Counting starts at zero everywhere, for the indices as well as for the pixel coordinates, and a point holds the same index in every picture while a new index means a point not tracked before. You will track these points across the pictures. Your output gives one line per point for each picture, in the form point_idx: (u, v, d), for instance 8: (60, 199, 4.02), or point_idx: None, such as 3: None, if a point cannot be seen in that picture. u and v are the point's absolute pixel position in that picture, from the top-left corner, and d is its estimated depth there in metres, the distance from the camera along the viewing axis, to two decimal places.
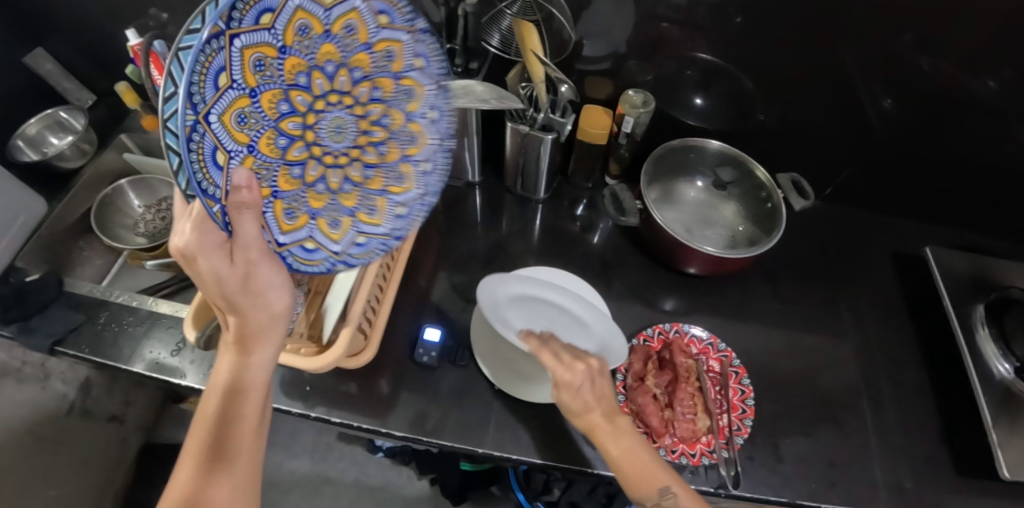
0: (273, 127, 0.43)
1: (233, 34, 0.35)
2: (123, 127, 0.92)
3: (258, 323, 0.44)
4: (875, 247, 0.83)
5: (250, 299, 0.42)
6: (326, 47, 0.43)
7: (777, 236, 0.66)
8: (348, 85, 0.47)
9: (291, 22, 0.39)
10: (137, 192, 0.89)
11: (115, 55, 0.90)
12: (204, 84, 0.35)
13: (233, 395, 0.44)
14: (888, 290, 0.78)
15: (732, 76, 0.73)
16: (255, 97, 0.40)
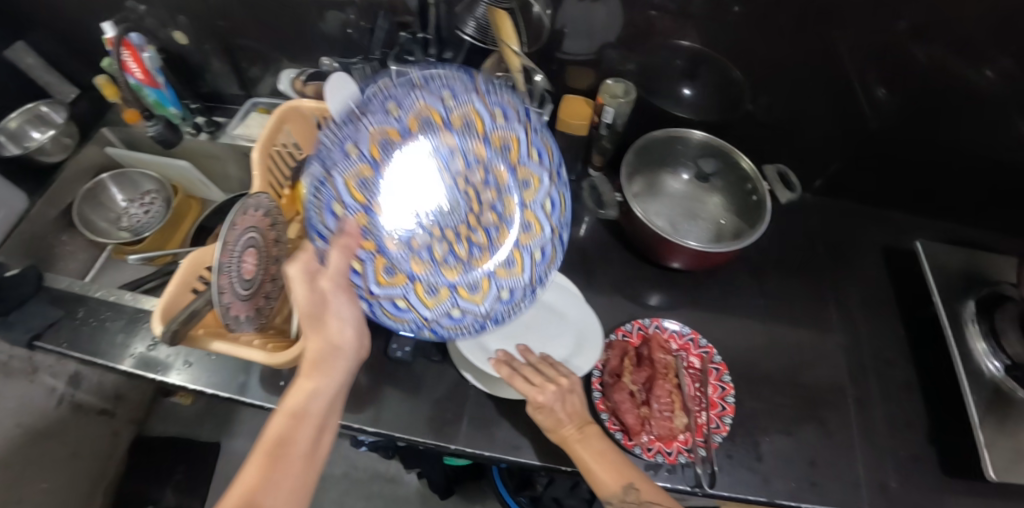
0: (389, 198, 0.53)
1: (363, 121, 0.50)
2: (105, 120, 0.91)
3: (323, 350, 0.46)
4: (865, 241, 0.81)
5: (322, 327, 0.46)
6: (443, 141, 0.54)
7: (761, 230, 0.63)
8: (462, 174, 0.56)
9: (413, 116, 0.51)
10: (119, 186, 0.90)
11: (95, 47, 0.88)
12: (335, 151, 0.49)
13: (295, 418, 0.44)
14: (878, 285, 0.76)
15: (720, 65, 0.70)
16: (377, 169, 0.52)
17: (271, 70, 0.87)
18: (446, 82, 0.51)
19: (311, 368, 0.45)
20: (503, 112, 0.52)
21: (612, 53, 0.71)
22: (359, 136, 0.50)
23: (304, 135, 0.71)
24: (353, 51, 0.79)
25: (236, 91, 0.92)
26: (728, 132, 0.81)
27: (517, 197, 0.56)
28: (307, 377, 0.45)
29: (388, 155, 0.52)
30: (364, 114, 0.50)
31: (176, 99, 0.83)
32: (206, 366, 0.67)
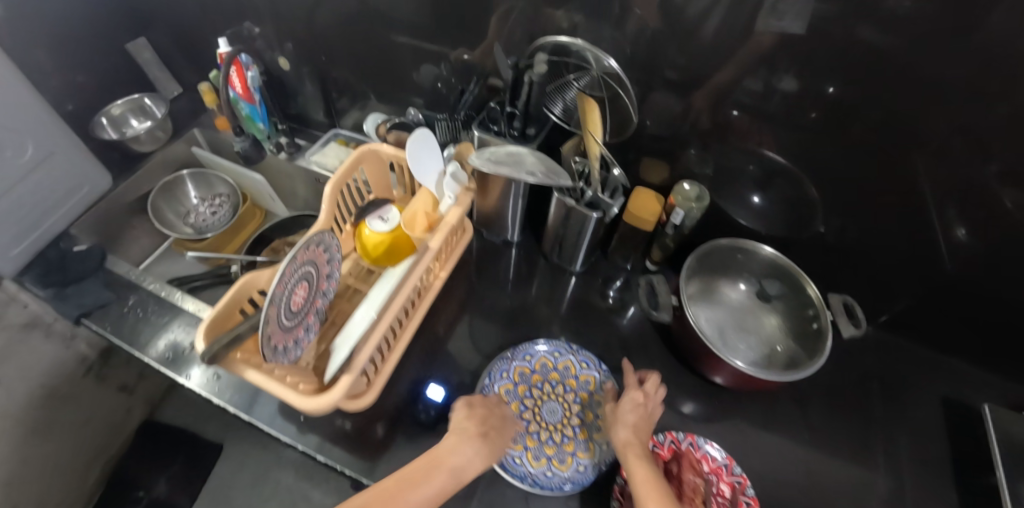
0: (518, 401, 0.62)
1: (511, 356, 0.65)
2: (197, 122, 0.98)
3: (494, 431, 0.55)
4: (926, 389, 0.75)
5: (498, 430, 0.55)
6: (553, 373, 0.65)
7: (818, 361, 0.61)
8: (567, 394, 0.64)
9: (539, 358, 0.66)
10: (196, 183, 0.95)
11: (206, 53, 0.97)
12: (493, 367, 0.64)
13: (453, 470, 0.50)
14: (933, 441, 0.71)
15: (796, 182, 0.70)
16: (513, 383, 0.64)
17: (357, 105, 0.92)
18: (557, 342, 0.67)
19: (475, 438, 0.53)
20: (587, 362, 0.66)
21: (689, 152, 0.72)
22: (508, 365, 0.65)
23: (376, 180, 0.73)
24: (436, 104, 0.83)
25: (320, 117, 0.97)
26: (794, 252, 0.79)
27: (597, 411, 0.62)
28: (471, 445, 0.52)
29: (521, 378, 0.64)
30: (512, 355, 0.66)
31: (266, 116, 0.87)
32: (223, 378, 0.68)
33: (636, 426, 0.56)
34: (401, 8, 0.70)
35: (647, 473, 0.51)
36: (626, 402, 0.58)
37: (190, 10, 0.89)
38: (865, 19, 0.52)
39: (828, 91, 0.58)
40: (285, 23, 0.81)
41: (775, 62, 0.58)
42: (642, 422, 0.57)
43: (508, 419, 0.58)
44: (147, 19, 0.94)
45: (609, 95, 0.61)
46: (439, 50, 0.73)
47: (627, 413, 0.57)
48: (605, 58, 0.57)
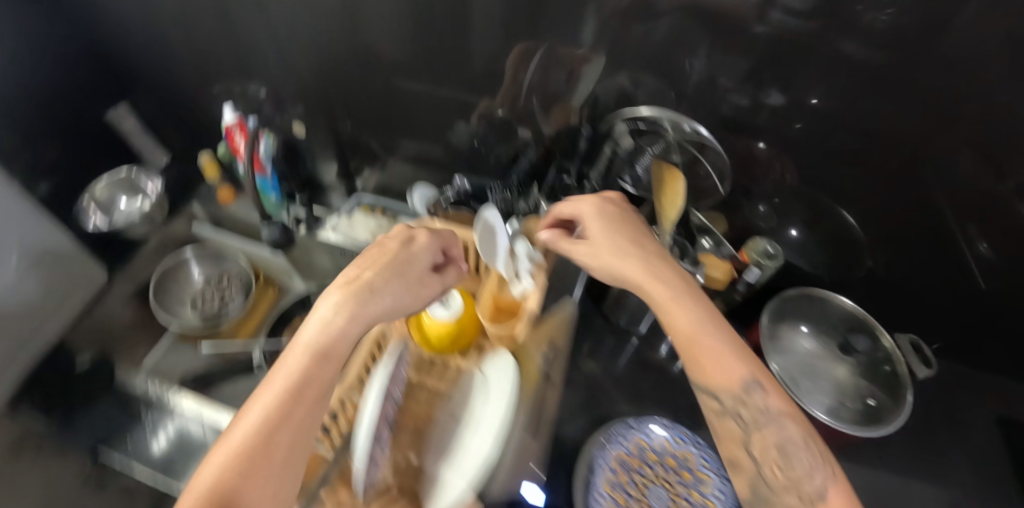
0: (621, 491, 0.57)
1: (606, 442, 0.60)
2: (195, 193, 0.91)
3: (388, 287, 0.45)
4: (978, 411, 0.77)
5: (388, 278, 0.46)
6: (650, 454, 0.60)
7: (902, 415, 0.60)
8: (669, 476, 0.58)
9: (634, 440, 0.61)
10: (200, 261, 0.86)
11: (200, 118, 0.90)
12: (589, 455, 0.59)
13: (319, 359, 0.39)
14: (995, 465, 0.72)
15: (845, 224, 0.70)
16: (613, 471, 0.58)
17: (374, 164, 0.87)
18: (648, 418, 0.62)
19: (359, 295, 0.43)
20: (683, 436, 0.61)
21: (755, 207, 0.74)
22: (603, 451, 0.60)
23: None
24: (465, 161, 0.79)
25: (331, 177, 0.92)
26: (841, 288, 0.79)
27: (705, 491, 0.57)
28: (355, 308, 0.42)
29: (619, 465, 0.59)
30: (606, 439, 0.61)
31: (278, 187, 0.81)
32: None
33: (643, 257, 0.50)
34: (430, 73, 0.67)
35: (693, 313, 0.45)
36: (601, 231, 0.52)
37: (184, 75, 0.83)
38: (848, 36, 0.50)
39: (811, 101, 0.57)
40: (298, 86, 0.77)
41: (759, 78, 0.56)
42: (647, 246, 0.51)
43: (404, 257, 0.48)
44: (133, 86, 0.87)
45: (686, 159, 0.64)
46: (472, 111, 0.71)
47: (613, 238, 0.51)
48: (684, 122, 0.61)
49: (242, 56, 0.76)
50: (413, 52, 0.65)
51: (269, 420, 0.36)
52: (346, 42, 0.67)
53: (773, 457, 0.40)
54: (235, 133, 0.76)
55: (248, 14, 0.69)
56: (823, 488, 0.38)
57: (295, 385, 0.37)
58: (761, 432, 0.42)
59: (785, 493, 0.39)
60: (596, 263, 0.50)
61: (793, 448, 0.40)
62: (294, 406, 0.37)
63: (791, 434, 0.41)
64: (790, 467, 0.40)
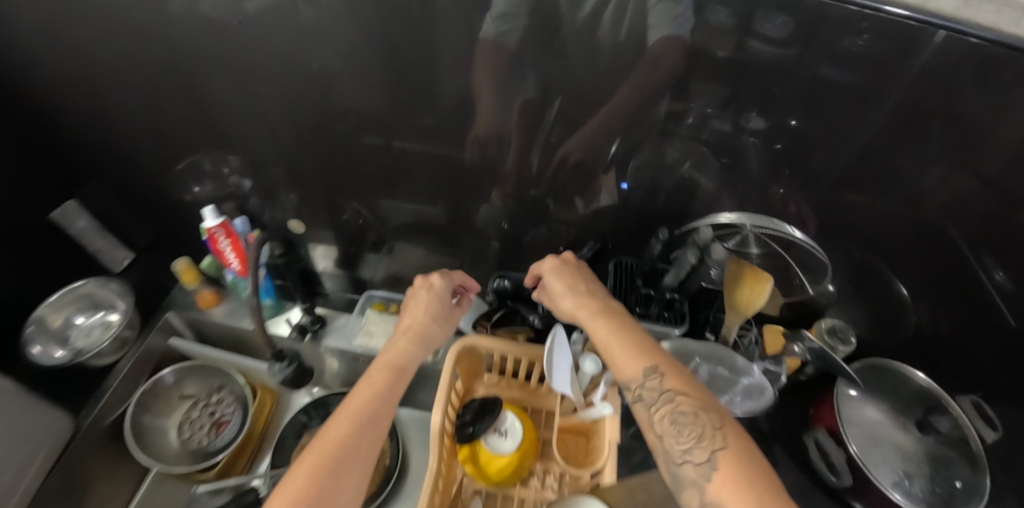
0: None
1: None
2: (168, 298, 0.79)
3: (434, 324, 0.55)
4: None
5: (435, 321, 0.55)
6: None
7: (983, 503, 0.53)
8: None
9: None
10: (190, 381, 0.78)
11: (170, 210, 0.78)
12: None
13: (399, 372, 0.49)
14: None
15: (885, 280, 0.66)
16: None
17: (379, 251, 0.77)
18: None
19: (415, 339, 0.53)
20: None
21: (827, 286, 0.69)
22: None
23: (467, 368, 0.62)
24: (491, 242, 0.72)
25: (330, 265, 0.81)
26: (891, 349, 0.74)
27: None
28: (411, 344, 0.52)
29: None
30: None
31: (270, 288, 0.73)
32: None
33: (575, 289, 0.55)
34: (453, 160, 0.60)
35: (603, 324, 0.50)
36: (549, 276, 0.57)
37: (149, 168, 0.72)
38: (824, 58, 0.44)
39: (790, 123, 0.50)
40: (289, 175, 0.67)
41: (736, 101, 0.49)
42: (579, 285, 0.55)
43: (449, 306, 0.58)
44: (86, 183, 0.75)
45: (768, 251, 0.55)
46: (500, 193, 0.64)
47: (554, 281, 0.56)
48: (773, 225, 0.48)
49: (222, 145, 0.66)
50: (434, 138, 0.58)
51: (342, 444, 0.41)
52: (354, 128, 0.59)
53: (670, 432, 0.42)
54: (219, 238, 0.65)
55: (231, 100, 0.59)
56: (713, 454, 0.39)
57: (363, 410, 0.44)
58: (661, 413, 0.43)
59: (685, 464, 0.40)
60: (551, 300, 0.56)
61: (684, 421, 0.42)
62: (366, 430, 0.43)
63: (684, 409, 0.42)
64: (682, 438, 0.41)
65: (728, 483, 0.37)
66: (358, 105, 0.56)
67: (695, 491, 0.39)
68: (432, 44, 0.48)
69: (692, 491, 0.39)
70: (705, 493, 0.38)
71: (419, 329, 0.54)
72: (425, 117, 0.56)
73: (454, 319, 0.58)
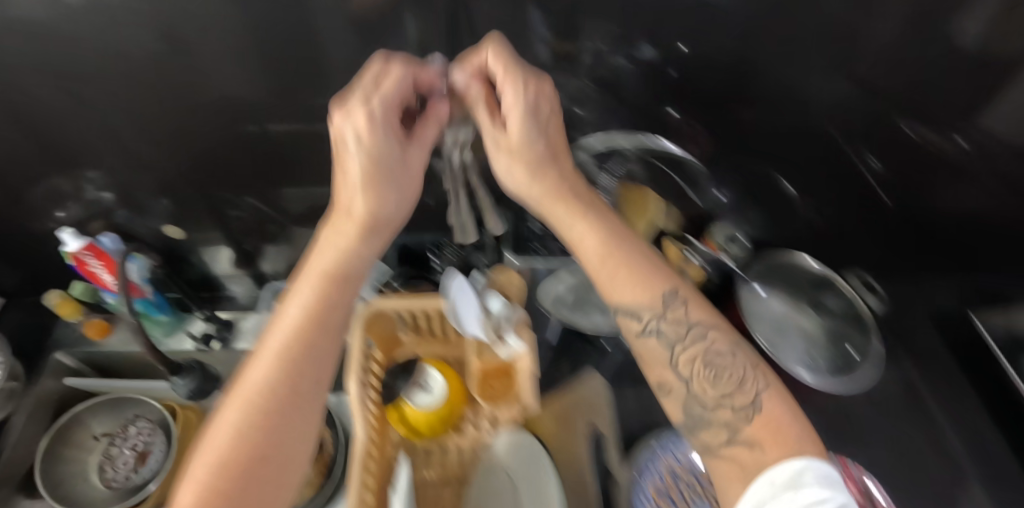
0: None
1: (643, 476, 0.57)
2: (56, 339, 0.72)
3: (398, 182, 0.42)
4: (919, 319, 0.84)
5: (392, 189, 0.42)
6: (682, 473, 0.57)
7: (871, 368, 0.65)
8: (706, 484, 0.56)
9: (665, 466, 0.58)
10: (98, 415, 0.71)
11: (23, 242, 0.69)
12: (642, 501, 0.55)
13: (340, 286, 0.40)
14: (934, 357, 0.81)
15: (776, 185, 0.71)
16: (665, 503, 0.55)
17: (276, 244, 0.73)
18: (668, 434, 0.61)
19: (371, 229, 0.42)
20: None
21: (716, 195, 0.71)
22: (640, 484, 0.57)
23: (383, 336, 0.57)
24: None
25: (230, 267, 0.76)
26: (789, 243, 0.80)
27: None
28: (362, 238, 0.42)
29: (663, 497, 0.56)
30: (637, 475, 0.57)
31: (165, 304, 0.67)
32: None
33: (541, 133, 0.44)
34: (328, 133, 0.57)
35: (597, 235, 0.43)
36: (519, 111, 0.42)
37: None
38: None
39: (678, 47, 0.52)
40: (155, 180, 0.62)
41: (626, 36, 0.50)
42: (547, 170, 0.45)
43: (400, 136, 0.42)
44: None
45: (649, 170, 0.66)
46: None
47: (536, 142, 0.44)
48: (650, 140, 0.62)
49: (68, 157, 0.58)
50: (302, 113, 0.55)
51: (258, 404, 0.34)
52: (213, 116, 0.54)
53: (699, 373, 0.39)
54: (88, 260, 0.60)
55: (62, 106, 0.52)
56: (756, 398, 0.37)
57: (292, 354, 0.36)
58: (692, 351, 0.40)
59: (720, 408, 0.37)
60: (513, 178, 0.45)
61: (719, 362, 0.39)
62: (281, 385, 0.35)
63: (720, 350, 0.40)
64: (720, 382, 0.38)
65: (771, 426, 0.35)
66: (211, 90, 0.52)
67: (723, 431, 0.37)
68: (273, 7, 0.44)
69: (720, 433, 0.37)
70: (740, 433, 0.36)
71: (368, 211, 0.41)
72: (290, 92, 0.52)
73: (408, 162, 0.43)
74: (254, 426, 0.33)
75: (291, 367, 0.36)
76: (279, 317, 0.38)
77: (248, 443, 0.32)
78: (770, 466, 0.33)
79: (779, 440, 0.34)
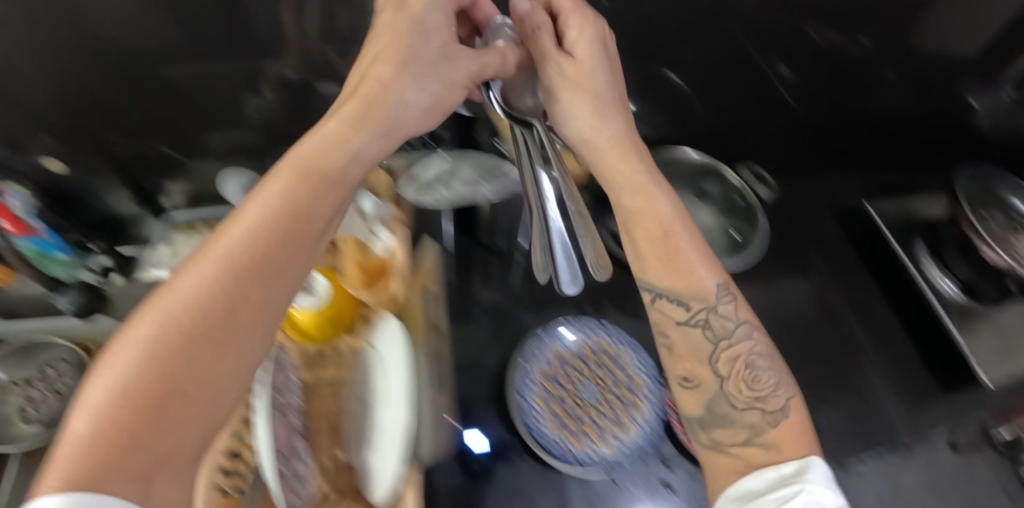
0: (555, 402, 0.57)
1: (530, 363, 0.59)
2: None
3: (399, 86, 0.41)
4: (817, 208, 0.89)
5: (410, 84, 0.41)
6: (569, 357, 0.60)
7: (760, 235, 0.68)
8: (608, 373, 0.59)
9: (551, 352, 0.60)
10: (1, 363, 0.67)
11: None
12: (528, 385, 0.58)
13: (321, 185, 0.36)
14: (838, 244, 0.86)
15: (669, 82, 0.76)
16: (547, 386, 0.58)
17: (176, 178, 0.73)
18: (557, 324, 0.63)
19: (378, 124, 0.40)
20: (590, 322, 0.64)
21: None
22: (526, 369, 0.59)
23: None
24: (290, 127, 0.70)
25: (131, 207, 0.75)
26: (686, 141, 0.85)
27: (626, 367, 0.60)
28: (356, 134, 0.39)
29: (546, 378, 0.59)
30: (525, 360, 0.60)
31: (61, 242, 0.65)
32: None
33: (609, 68, 0.49)
34: None
35: (668, 207, 0.46)
36: (597, 49, 0.48)
37: None
38: None
39: None
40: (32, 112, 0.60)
41: None
42: (609, 121, 0.48)
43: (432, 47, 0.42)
44: None
45: None
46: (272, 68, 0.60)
47: (599, 76, 0.48)
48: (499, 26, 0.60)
49: None
50: None
51: (183, 315, 0.29)
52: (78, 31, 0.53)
53: (740, 372, 0.44)
54: None
55: None
56: (785, 405, 0.43)
57: (248, 261, 0.31)
58: (739, 349, 0.45)
59: (750, 410, 0.42)
60: (575, 113, 0.48)
61: (759, 365, 0.44)
62: (211, 315, 0.30)
63: (760, 353, 0.45)
64: (757, 385, 0.44)
65: (791, 431, 0.41)
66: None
67: (744, 432, 0.42)
68: None
69: (739, 432, 0.42)
70: (761, 435, 0.41)
71: (383, 103, 0.40)
72: None
73: (443, 63, 0.43)
74: (186, 334, 0.29)
75: (244, 276, 0.31)
76: (233, 214, 0.34)
77: (156, 378, 0.27)
78: (773, 464, 0.39)
79: (795, 447, 0.40)
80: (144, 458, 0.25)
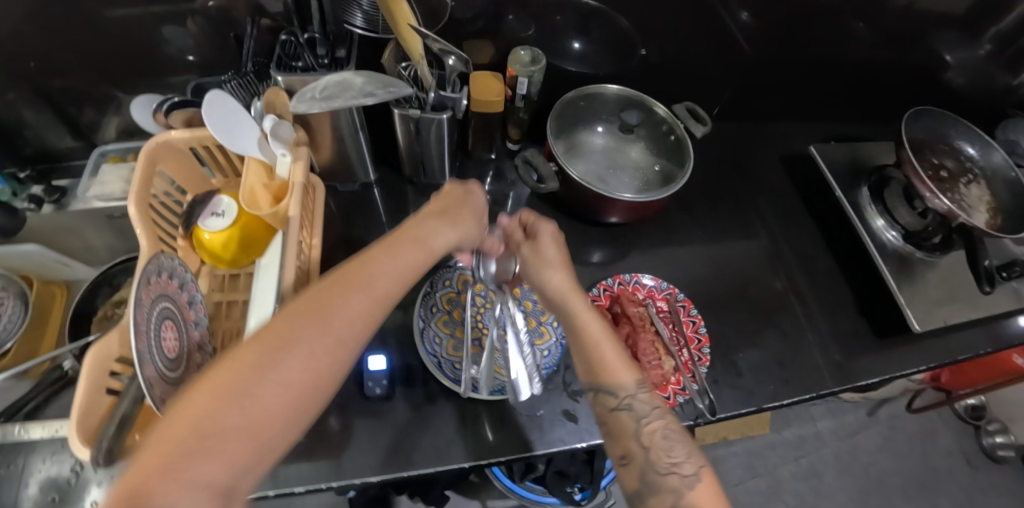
0: (459, 327, 0.59)
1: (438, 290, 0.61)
2: None
3: (432, 210, 0.49)
4: (767, 155, 0.87)
5: (444, 218, 0.48)
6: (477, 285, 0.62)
7: (685, 170, 0.67)
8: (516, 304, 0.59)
9: (460, 280, 0.62)
10: None
11: None
12: (434, 311, 0.60)
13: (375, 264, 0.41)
14: (785, 192, 0.84)
15: (608, 18, 0.73)
16: (452, 314, 0.60)
17: (110, 112, 0.73)
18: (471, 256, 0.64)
19: (411, 237, 0.45)
20: None
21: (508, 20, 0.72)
22: (434, 297, 0.61)
23: (182, 171, 0.60)
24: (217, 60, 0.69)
25: (68, 140, 0.75)
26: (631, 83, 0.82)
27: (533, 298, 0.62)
28: (402, 244, 0.44)
29: (452, 306, 0.61)
30: (433, 288, 0.61)
31: None
32: None
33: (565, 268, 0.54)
34: None
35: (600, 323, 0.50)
36: (545, 228, 0.55)
37: None
38: None
39: None
40: None
41: None
42: (551, 273, 0.53)
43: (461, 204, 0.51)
44: None
45: None
46: None
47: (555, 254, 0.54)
48: None
49: None
50: None
51: (256, 361, 0.33)
52: None
53: (658, 444, 0.45)
54: None
55: None
56: (698, 471, 0.43)
57: (313, 320, 0.36)
58: (652, 425, 0.46)
59: (670, 474, 0.43)
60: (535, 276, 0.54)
61: (672, 437, 0.45)
62: (283, 359, 0.33)
63: (672, 427, 0.46)
64: (672, 452, 0.44)
65: (705, 494, 0.42)
66: None
67: (667, 499, 0.42)
68: None
69: (664, 498, 0.42)
70: (683, 499, 0.42)
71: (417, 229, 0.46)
72: None
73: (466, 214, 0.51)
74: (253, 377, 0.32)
75: (308, 334, 0.35)
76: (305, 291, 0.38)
77: (213, 418, 0.30)
78: None
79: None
80: (199, 469, 0.27)
